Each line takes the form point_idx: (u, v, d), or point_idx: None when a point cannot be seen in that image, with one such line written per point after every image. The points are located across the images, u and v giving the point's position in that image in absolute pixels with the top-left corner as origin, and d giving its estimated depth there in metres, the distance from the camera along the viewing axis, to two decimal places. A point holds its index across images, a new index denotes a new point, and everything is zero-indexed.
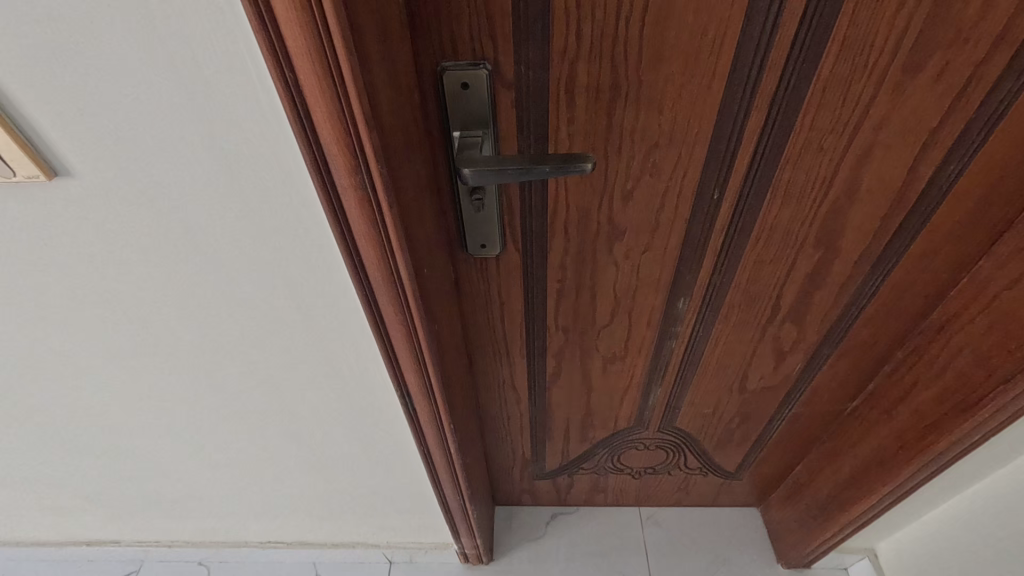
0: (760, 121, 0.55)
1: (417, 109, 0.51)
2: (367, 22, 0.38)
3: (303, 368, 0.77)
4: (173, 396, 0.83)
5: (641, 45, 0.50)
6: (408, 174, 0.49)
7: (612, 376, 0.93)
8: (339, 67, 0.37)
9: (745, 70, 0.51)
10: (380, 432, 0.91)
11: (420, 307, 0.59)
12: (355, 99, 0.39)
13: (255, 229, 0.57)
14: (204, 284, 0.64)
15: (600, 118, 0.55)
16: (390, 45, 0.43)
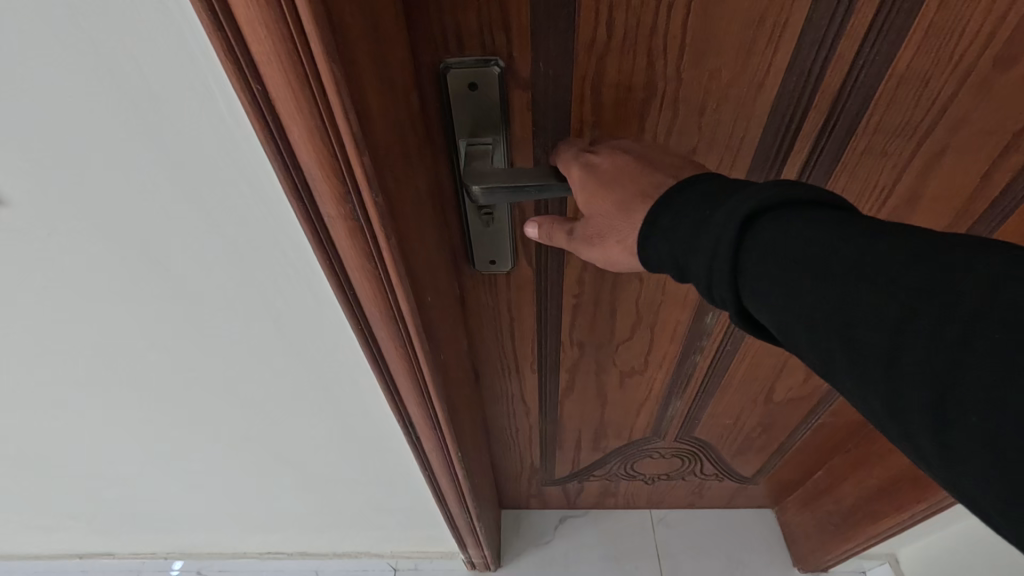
0: (817, 122, 0.47)
1: (418, 121, 0.44)
2: (355, 21, 0.30)
3: (295, 390, 0.71)
4: (152, 417, 0.77)
5: (684, 39, 0.42)
6: (408, 199, 0.42)
7: (629, 389, 0.87)
8: (320, 80, 0.29)
9: (806, 64, 0.43)
10: (382, 449, 0.85)
11: (425, 344, 0.52)
12: (341, 118, 0.31)
13: (232, 254, 0.50)
14: (176, 308, 0.57)
15: (630, 124, 0.47)
16: (383, 47, 0.35)
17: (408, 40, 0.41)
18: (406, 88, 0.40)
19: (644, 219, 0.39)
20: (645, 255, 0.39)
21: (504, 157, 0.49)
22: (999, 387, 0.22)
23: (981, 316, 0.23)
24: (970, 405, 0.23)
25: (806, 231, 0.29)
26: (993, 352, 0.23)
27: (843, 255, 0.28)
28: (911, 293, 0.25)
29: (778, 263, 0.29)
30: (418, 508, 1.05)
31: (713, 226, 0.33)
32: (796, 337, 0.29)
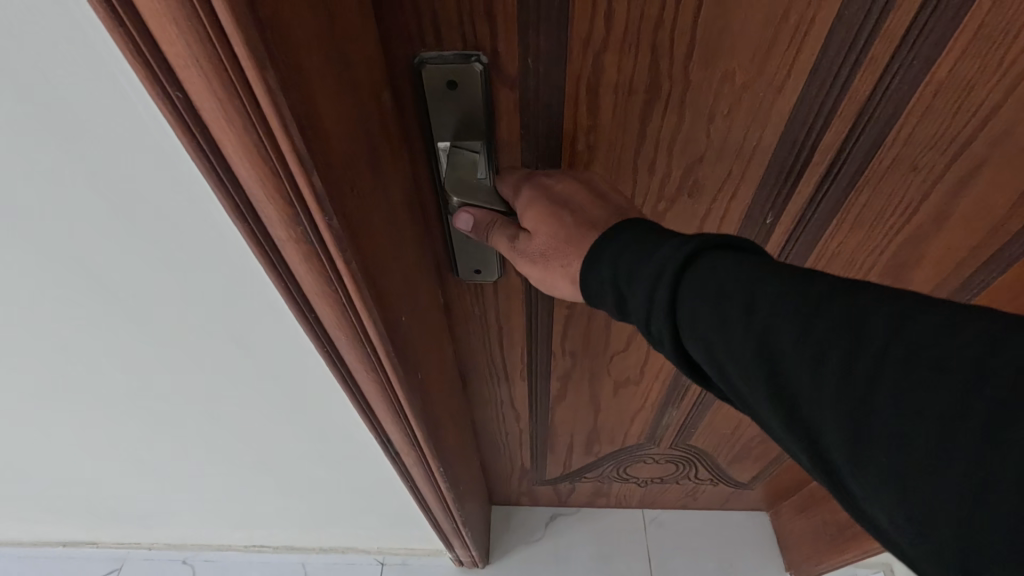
0: (841, 131, 0.42)
1: (388, 125, 0.38)
2: (296, 15, 0.24)
3: (265, 408, 0.66)
4: (115, 427, 0.72)
5: (694, 33, 0.36)
6: (377, 215, 0.37)
7: (623, 398, 0.83)
8: (251, 86, 0.23)
9: (833, 65, 0.37)
10: (362, 462, 0.80)
11: (399, 368, 0.47)
12: (280, 131, 0.25)
13: (189, 283, 0.44)
14: (129, 329, 0.51)
15: (630, 128, 0.42)
16: (342, 41, 0.29)
17: (374, 30, 0.35)
18: (372, 88, 0.35)
19: (591, 249, 0.39)
20: (587, 288, 0.39)
21: (488, 163, 0.44)
22: (907, 434, 0.24)
23: (890, 361, 0.25)
24: (883, 451, 0.25)
25: (734, 275, 0.31)
26: (899, 401, 0.25)
27: (768, 295, 0.29)
28: (830, 337, 0.27)
29: (710, 307, 0.31)
30: (404, 511, 1.02)
31: (652, 267, 0.34)
32: (730, 381, 0.30)
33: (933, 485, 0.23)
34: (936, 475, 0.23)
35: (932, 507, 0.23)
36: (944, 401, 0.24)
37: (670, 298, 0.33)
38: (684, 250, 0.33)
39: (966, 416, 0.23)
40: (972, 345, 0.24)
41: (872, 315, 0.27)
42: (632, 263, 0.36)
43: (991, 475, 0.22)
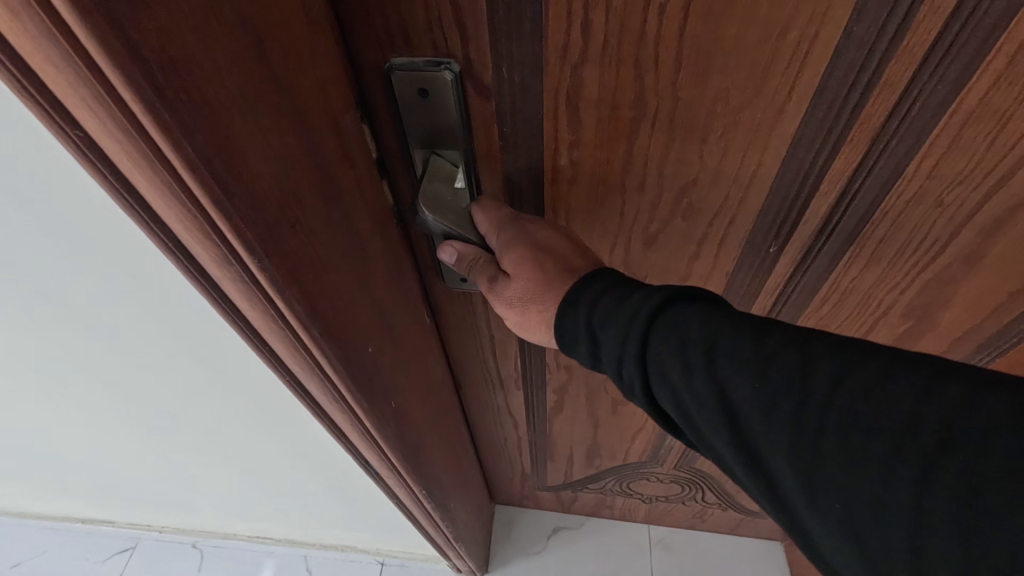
0: (851, 159, 0.37)
1: (347, 147, 0.36)
2: (203, 46, 0.23)
3: (246, 422, 0.65)
4: (107, 428, 0.73)
5: (680, 47, 0.33)
6: (333, 249, 0.35)
7: (623, 416, 0.80)
8: (147, 127, 0.22)
9: (842, 87, 0.33)
10: (350, 475, 0.79)
11: (365, 402, 0.45)
12: (190, 175, 0.24)
13: (151, 310, 0.43)
14: (104, 346, 0.51)
15: (615, 145, 0.39)
16: (274, 65, 0.27)
17: (327, 49, 0.33)
18: (325, 114, 0.33)
19: (571, 291, 0.38)
20: (560, 334, 0.39)
21: (467, 174, 0.42)
22: (852, 493, 0.27)
23: (832, 411, 0.28)
24: (834, 499, 0.27)
25: (696, 331, 0.32)
26: (846, 450, 0.27)
27: (728, 344, 0.31)
28: (782, 389, 0.29)
29: (680, 355, 0.32)
30: (398, 520, 1.00)
31: (623, 317, 0.35)
32: (698, 431, 0.32)
33: (883, 526, 0.26)
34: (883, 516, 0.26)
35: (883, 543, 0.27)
36: (881, 447, 0.27)
37: (642, 345, 0.34)
38: (651, 300, 0.34)
39: (903, 465, 0.26)
40: (903, 402, 0.27)
41: (817, 374, 0.29)
42: (610, 307, 0.36)
43: (930, 520, 0.25)
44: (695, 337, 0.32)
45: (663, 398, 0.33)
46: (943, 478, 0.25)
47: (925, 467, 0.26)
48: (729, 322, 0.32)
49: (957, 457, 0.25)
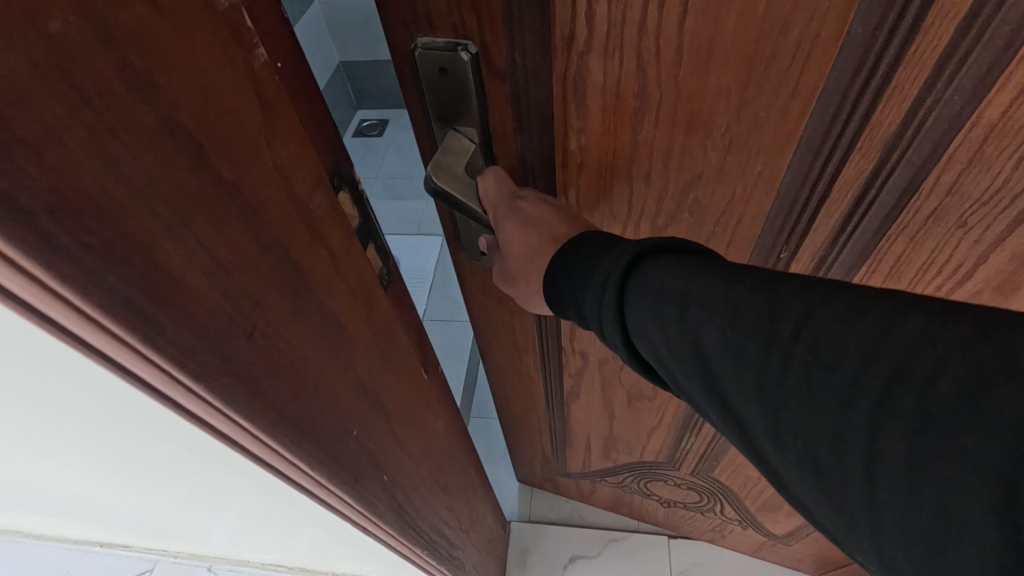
0: (863, 169, 0.36)
1: (321, 233, 0.32)
2: (112, 176, 0.19)
3: (235, 505, 0.58)
4: (93, 497, 0.67)
5: (681, 43, 0.33)
6: (303, 345, 0.32)
7: (638, 411, 0.81)
8: (45, 282, 0.19)
9: (850, 92, 0.32)
10: (354, 551, 0.70)
11: (349, 491, 0.42)
12: (110, 320, 0.21)
13: (107, 409, 0.37)
14: (69, 435, 0.45)
15: (620, 134, 0.40)
16: (217, 166, 0.24)
17: (290, 130, 0.29)
18: (289, 204, 0.29)
19: (558, 251, 0.39)
20: (553, 300, 0.39)
21: (484, 152, 0.44)
22: (812, 427, 0.24)
23: (792, 353, 0.25)
24: (795, 434, 0.25)
25: (666, 276, 0.30)
26: (803, 386, 0.25)
27: (701, 291, 0.29)
28: (746, 328, 0.27)
29: (652, 303, 0.30)
30: None
31: (604, 263, 0.34)
32: (675, 380, 0.31)
33: (847, 465, 0.24)
34: (840, 450, 0.24)
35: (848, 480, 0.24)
36: (837, 383, 0.24)
37: (619, 297, 0.32)
38: (627, 254, 0.33)
39: (861, 397, 0.23)
40: (866, 331, 0.24)
41: (784, 310, 0.26)
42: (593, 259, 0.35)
43: (885, 452, 0.23)
44: (670, 285, 0.30)
45: (643, 347, 0.32)
46: (904, 401, 0.22)
47: (885, 391, 0.23)
48: (703, 269, 0.30)
49: (917, 374, 0.22)
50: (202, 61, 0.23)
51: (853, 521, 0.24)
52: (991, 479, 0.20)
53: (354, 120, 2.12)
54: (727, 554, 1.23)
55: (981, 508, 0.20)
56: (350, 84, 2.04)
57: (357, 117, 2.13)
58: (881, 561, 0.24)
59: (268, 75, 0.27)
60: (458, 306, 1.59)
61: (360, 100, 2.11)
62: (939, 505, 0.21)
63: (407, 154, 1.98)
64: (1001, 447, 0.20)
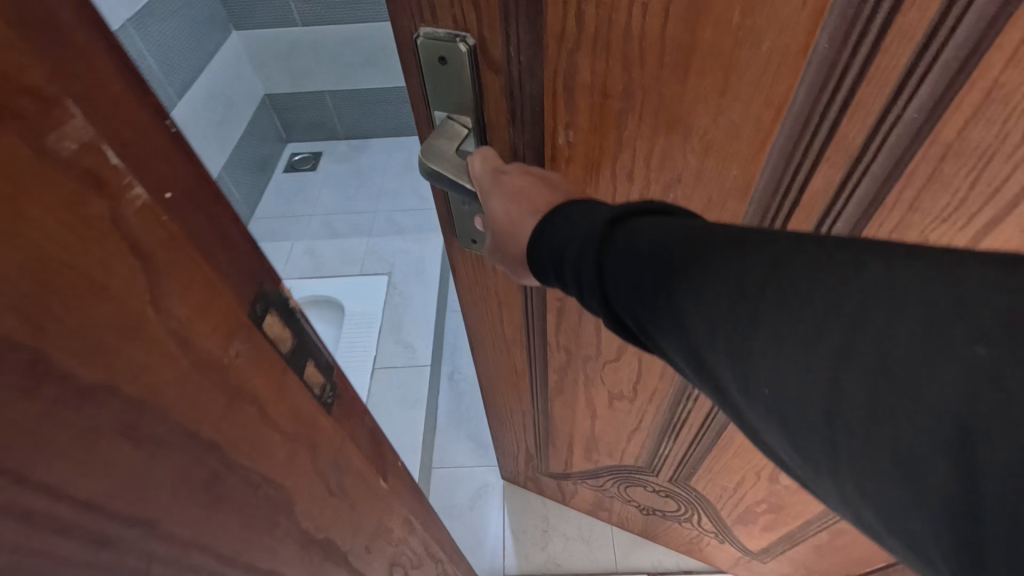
0: (832, 180, 0.38)
1: (238, 384, 0.29)
2: None
3: None
4: None
5: (664, 47, 0.35)
6: (228, 518, 0.30)
7: (618, 412, 0.82)
8: None
9: (817, 104, 0.34)
10: None
11: None
12: None
13: None
14: None
15: (606, 131, 0.42)
16: (68, 368, 0.21)
17: (184, 273, 0.25)
18: (190, 367, 0.26)
19: (542, 219, 0.39)
20: (537, 268, 0.40)
21: (478, 141, 0.46)
22: (775, 379, 0.24)
23: (760, 307, 0.25)
24: (761, 385, 0.25)
25: (648, 240, 0.31)
26: (770, 339, 0.25)
27: (680, 251, 0.29)
28: (721, 284, 0.27)
29: (635, 267, 0.31)
30: None
31: (587, 224, 0.35)
32: (656, 340, 0.30)
33: (810, 415, 0.23)
34: (803, 398, 0.23)
35: (811, 429, 0.24)
36: (800, 332, 0.24)
37: (603, 261, 0.33)
38: (612, 220, 0.34)
39: (824, 346, 0.23)
40: (826, 281, 0.24)
41: (754, 266, 0.26)
42: (579, 222, 0.36)
43: (845, 399, 0.22)
44: (651, 249, 0.31)
45: (625, 310, 0.32)
46: (860, 347, 0.22)
47: (845, 338, 0.23)
48: (683, 231, 0.30)
49: (874, 320, 0.22)
50: (42, 232, 0.19)
51: (818, 468, 0.24)
52: (949, 420, 0.20)
53: (285, 155, 2.11)
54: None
55: (937, 447, 0.20)
56: (279, 116, 2.05)
57: (289, 150, 2.13)
58: (847, 504, 0.24)
59: (151, 215, 0.23)
60: (412, 352, 1.53)
61: (290, 131, 2.11)
62: (895, 447, 0.21)
63: (345, 187, 1.98)
64: (958, 383, 0.20)
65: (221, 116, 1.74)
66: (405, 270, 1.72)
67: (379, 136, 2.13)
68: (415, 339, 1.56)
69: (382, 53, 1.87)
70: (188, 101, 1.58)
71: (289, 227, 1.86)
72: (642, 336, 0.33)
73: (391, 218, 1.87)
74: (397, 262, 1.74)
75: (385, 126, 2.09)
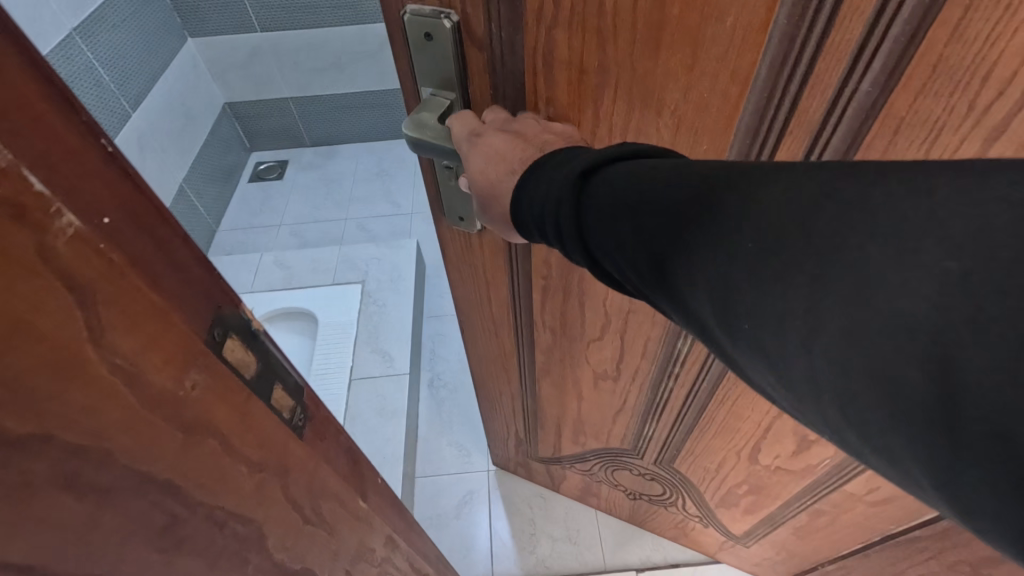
0: (795, 155, 0.40)
1: (194, 420, 0.28)
2: None
3: None
4: None
5: (635, 23, 0.37)
6: (187, 562, 0.29)
7: (603, 393, 0.84)
8: None
9: (779, 79, 0.36)
10: None
11: None
12: None
13: None
14: None
15: (584, 107, 0.44)
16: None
17: (130, 309, 0.24)
18: (138, 406, 0.25)
19: (522, 174, 0.40)
20: (518, 220, 0.41)
21: None
22: (757, 309, 0.25)
23: (743, 242, 0.26)
24: (744, 316, 0.26)
25: (637, 188, 0.32)
26: (752, 270, 0.26)
27: (671, 197, 0.31)
28: (708, 225, 0.28)
29: (625, 214, 0.32)
30: None
31: (565, 174, 0.37)
32: (647, 284, 0.32)
33: (791, 341, 0.24)
34: (783, 325, 0.24)
35: (789, 355, 0.24)
36: (782, 261, 0.25)
37: (595, 211, 0.34)
38: (603, 172, 0.35)
39: (804, 272, 0.24)
40: (806, 215, 0.25)
41: (742, 204, 0.28)
42: (570, 171, 0.37)
43: (822, 321, 0.23)
44: (643, 196, 0.32)
45: (616, 259, 0.33)
46: (837, 273, 0.23)
47: (822, 264, 0.24)
48: (674, 178, 0.32)
49: (850, 246, 0.23)
50: None
51: (799, 395, 0.25)
52: (919, 334, 0.20)
53: (250, 163, 2.10)
54: (696, 564, 1.23)
55: (907, 359, 0.21)
56: (240, 124, 2.03)
57: (254, 159, 2.12)
58: (830, 432, 0.25)
59: (85, 246, 0.22)
60: (389, 361, 1.47)
61: (254, 140, 2.10)
62: (869, 365, 0.22)
63: (314, 195, 1.99)
64: (927, 297, 0.21)
65: (181, 126, 1.71)
66: (379, 277, 1.69)
67: (345, 141, 2.14)
68: (393, 347, 1.51)
69: (346, 59, 1.89)
70: (144, 113, 1.52)
71: (257, 236, 1.86)
72: (633, 286, 0.34)
73: (364, 225, 1.88)
74: (371, 270, 1.70)
75: (352, 130, 2.11)
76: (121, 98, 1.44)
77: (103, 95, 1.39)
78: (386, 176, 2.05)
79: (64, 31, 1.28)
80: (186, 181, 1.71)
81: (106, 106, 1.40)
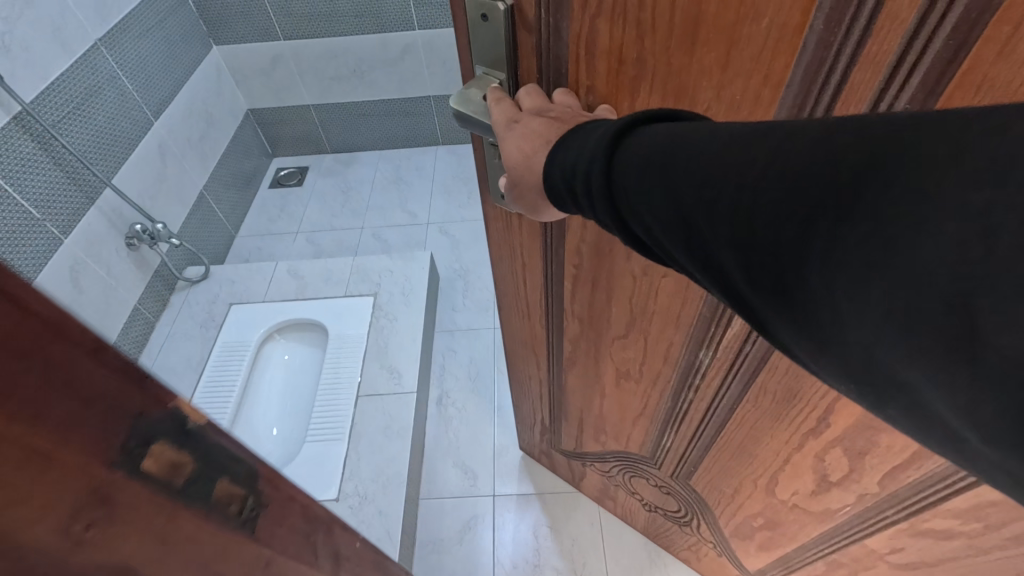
0: None
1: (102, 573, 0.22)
2: None
3: None
4: None
5: (673, 18, 0.37)
6: None
7: (624, 393, 0.84)
8: None
9: (813, 87, 0.35)
10: None
11: None
12: None
13: None
14: None
15: (621, 97, 0.45)
16: None
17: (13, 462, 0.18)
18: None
19: (559, 139, 0.41)
20: (552, 186, 0.41)
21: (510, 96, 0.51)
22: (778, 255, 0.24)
23: (765, 188, 0.25)
24: (765, 263, 0.24)
25: (664, 140, 0.31)
26: (774, 216, 0.24)
27: (694, 147, 0.29)
28: (728, 172, 0.27)
29: (649, 167, 0.31)
30: None
31: (597, 137, 0.36)
32: (666, 240, 0.30)
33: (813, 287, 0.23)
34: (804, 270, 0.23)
35: (811, 302, 0.23)
36: (804, 204, 0.23)
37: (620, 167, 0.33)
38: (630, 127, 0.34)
39: (827, 214, 0.22)
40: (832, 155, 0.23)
41: (764, 146, 0.26)
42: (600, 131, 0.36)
43: (843, 264, 0.21)
44: (667, 147, 0.30)
45: (636, 214, 0.32)
46: (860, 212, 0.21)
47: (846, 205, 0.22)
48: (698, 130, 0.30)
49: (876, 186, 0.21)
50: None
51: (819, 342, 0.23)
52: (945, 272, 0.19)
53: (272, 170, 2.22)
54: None
55: (933, 297, 0.19)
56: (262, 131, 2.16)
57: (275, 166, 2.24)
58: (851, 381, 0.23)
59: None
60: (397, 378, 1.45)
61: (278, 147, 2.23)
62: (892, 304, 0.20)
63: (333, 203, 2.08)
64: (955, 233, 0.19)
65: (201, 131, 1.79)
66: (392, 289, 1.67)
67: (365, 149, 2.25)
68: (403, 364, 1.49)
69: (364, 67, 1.97)
70: (169, 118, 1.63)
71: (273, 243, 1.94)
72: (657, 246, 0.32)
73: (377, 235, 1.94)
74: (383, 280, 1.69)
75: (374, 137, 2.21)
76: (141, 105, 1.52)
77: (127, 103, 1.47)
78: (404, 185, 2.12)
79: (90, 42, 1.36)
80: (206, 189, 1.81)
81: (131, 115, 1.49)
